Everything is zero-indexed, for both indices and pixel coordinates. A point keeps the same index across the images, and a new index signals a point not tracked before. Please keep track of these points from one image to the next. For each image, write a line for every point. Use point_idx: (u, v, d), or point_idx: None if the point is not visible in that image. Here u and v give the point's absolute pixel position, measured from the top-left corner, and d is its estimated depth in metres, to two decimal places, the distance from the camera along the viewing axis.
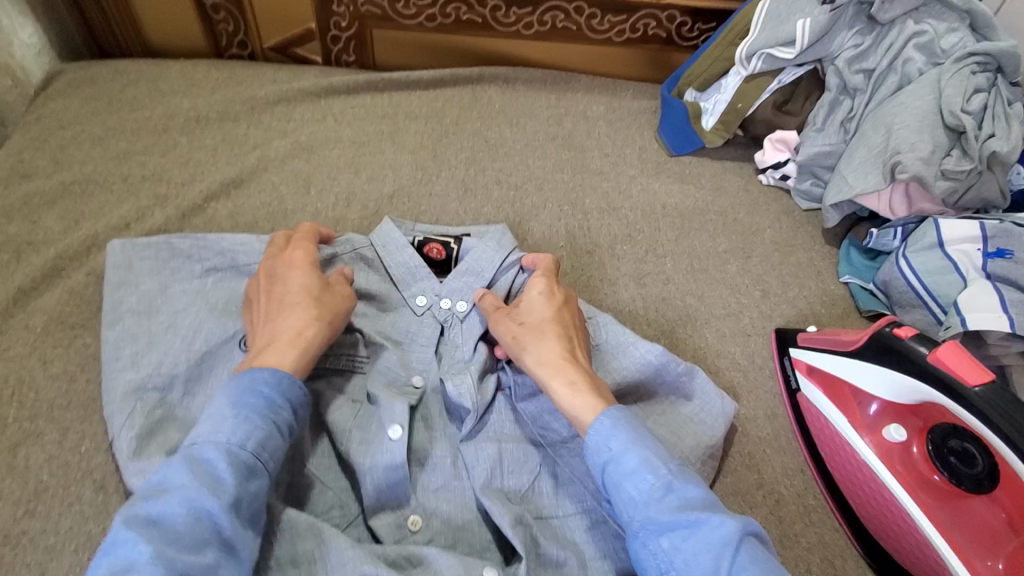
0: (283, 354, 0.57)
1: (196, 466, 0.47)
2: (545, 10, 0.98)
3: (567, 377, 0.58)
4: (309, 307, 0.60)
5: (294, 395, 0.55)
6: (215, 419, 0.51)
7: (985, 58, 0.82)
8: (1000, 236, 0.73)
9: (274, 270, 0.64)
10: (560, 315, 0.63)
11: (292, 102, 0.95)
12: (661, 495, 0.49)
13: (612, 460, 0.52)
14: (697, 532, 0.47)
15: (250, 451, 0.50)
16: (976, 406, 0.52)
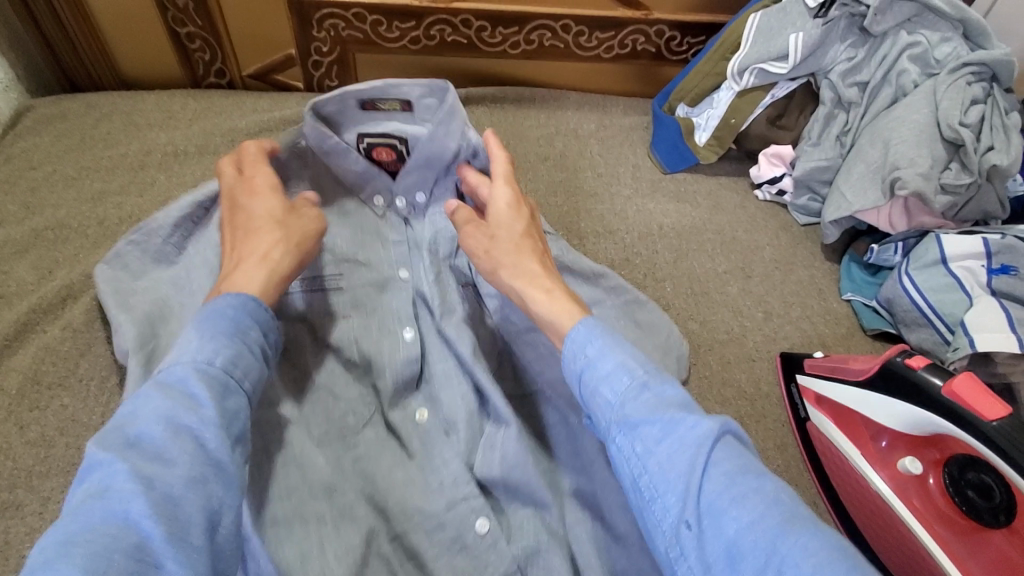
0: (251, 279, 0.53)
1: (166, 387, 0.42)
2: (531, 29, 0.96)
3: (545, 286, 0.57)
4: (276, 231, 0.56)
5: (261, 314, 0.50)
6: (180, 344, 0.45)
7: (981, 68, 0.81)
8: (1004, 252, 0.72)
9: (237, 191, 0.60)
10: (529, 230, 0.62)
11: (274, 132, 0.92)
12: (637, 394, 0.43)
13: (587, 366, 0.47)
14: (672, 433, 0.40)
15: (222, 368, 0.45)
16: (995, 442, 0.51)
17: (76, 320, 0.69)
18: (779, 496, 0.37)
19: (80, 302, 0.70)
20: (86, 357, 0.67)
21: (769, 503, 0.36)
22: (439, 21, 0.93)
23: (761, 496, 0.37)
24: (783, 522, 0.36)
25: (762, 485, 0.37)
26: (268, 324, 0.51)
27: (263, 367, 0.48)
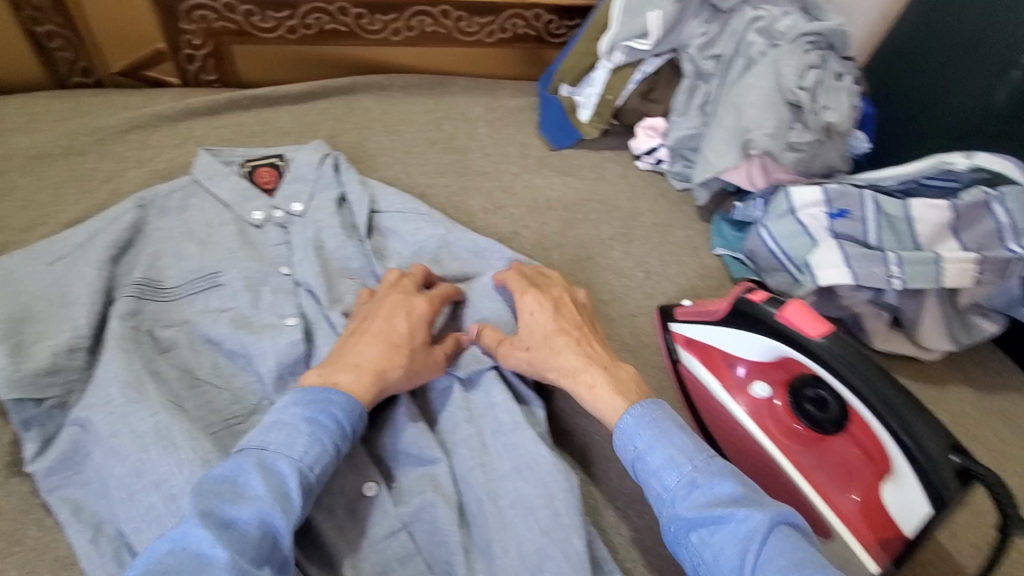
0: (366, 385, 0.57)
1: (270, 475, 0.49)
2: (411, 16, 0.98)
3: (586, 381, 0.61)
4: (402, 354, 0.61)
5: (360, 428, 0.56)
6: (289, 430, 0.51)
7: (816, 37, 0.89)
8: (840, 197, 0.79)
9: (398, 304, 0.66)
10: (562, 324, 0.66)
11: (148, 129, 0.89)
12: (686, 492, 0.51)
13: (638, 457, 0.55)
14: (724, 526, 0.48)
15: (315, 474, 0.51)
16: (820, 356, 0.56)
17: None
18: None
19: None
20: None
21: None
22: (315, 10, 0.93)
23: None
24: None
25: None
26: (359, 432, 0.56)
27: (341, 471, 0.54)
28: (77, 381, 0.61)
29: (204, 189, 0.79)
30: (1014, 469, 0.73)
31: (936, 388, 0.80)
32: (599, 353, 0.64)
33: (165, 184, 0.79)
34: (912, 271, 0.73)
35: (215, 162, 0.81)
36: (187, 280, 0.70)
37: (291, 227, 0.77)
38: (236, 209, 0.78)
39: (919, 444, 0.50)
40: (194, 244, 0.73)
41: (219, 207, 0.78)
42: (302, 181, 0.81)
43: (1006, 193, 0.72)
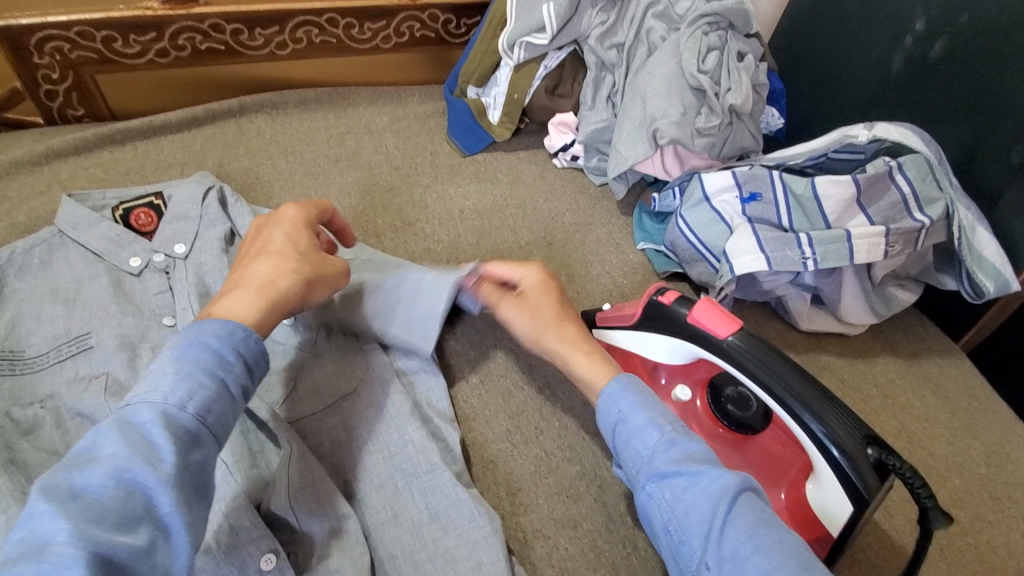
0: (248, 300, 0.53)
1: (129, 429, 0.42)
2: (295, 27, 0.91)
3: (585, 349, 0.62)
4: (289, 261, 0.56)
5: (247, 352, 0.50)
6: (155, 377, 0.46)
7: (715, 17, 0.87)
8: (750, 180, 0.77)
9: (269, 217, 0.61)
10: (563, 304, 0.67)
11: (5, 177, 0.80)
12: (665, 450, 0.50)
13: (621, 420, 0.53)
14: (697, 481, 0.47)
15: (192, 414, 0.45)
16: (731, 355, 0.55)
17: None
18: (786, 541, 0.44)
19: None
20: None
21: (781, 545, 0.43)
22: (185, 29, 0.85)
23: (780, 546, 0.43)
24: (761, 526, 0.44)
25: (778, 536, 0.44)
26: (252, 359, 0.50)
27: (240, 410, 0.48)
28: None
29: (71, 239, 0.70)
30: (941, 434, 0.74)
31: (864, 363, 0.80)
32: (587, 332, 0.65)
33: (26, 239, 0.70)
34: (824, 251, 0.70)
35: (82, 208, 0.72)
36: (51, 346, 0.63)
37: (173, 272, 0.70)
38: (109, 258, 0.70)
39: (839, 448, 0.49)
40: (59, 304, 0.65)
41: (88, 256, 0.70)
42: (184, 220, 0.73)
43: (906, 162, 0.71)
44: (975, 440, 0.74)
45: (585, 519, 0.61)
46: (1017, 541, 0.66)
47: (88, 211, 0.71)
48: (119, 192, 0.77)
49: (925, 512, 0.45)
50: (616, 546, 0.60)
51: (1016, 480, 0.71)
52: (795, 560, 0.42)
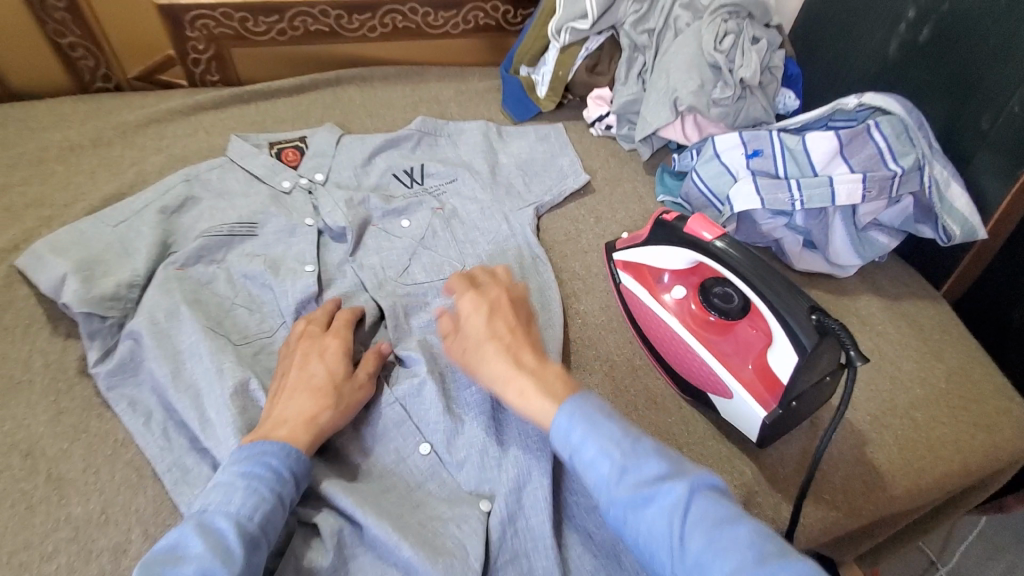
0: (295, 433, 0.61)
1: (206, 534, 0.51)
2: (384, 14, 1.12)
3: (515, 386, 0.60)
4: (330, 395, 0.65)
5: (301, 471, 0.59)
6: (226, 489, 0.55)
7: (735, 8, 1.04)
8: (754, 140, 0.92)
9: (310, 348, 0.70)
10: (496, 328, 0.66)
11: (163, 123, 1.02)
12: (619, 477, 0.52)
13: (573, 452, 0.54)
14: (651, 503, 0.50)
15: (257, 523, 0.53)
16: (716, 253, 0.70)
17: None
18: (741, 536, 0.47)
19: None
20: (10, 312, 0.73)
21: (736, 543, 0.47)
22: (300, 14, 1.08)
23: (735, 544, 0.46)
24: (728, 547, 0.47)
25: (734, 531, 0.47)
26: (301, 476, 0.60)
27: (285, 517, 0.56)
28: (133, 309, 0.72)
29: (236, 165, 0.94)
30: (911, 354, 0.87)
31: (848, 299, 0.93)
32: (528, 357, 0.63)
33: (203, 164, 0.93)
34: (810, 194, 0.86)
35: (247, 145, 0.96)
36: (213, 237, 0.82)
37: (316, 192, 0.92)
38: (268, 181, 0.93)
39: (789, 309, 0.64)
40: (211, 208, 0.87)
41: (236, 178, 0.92)
42: (322, 156, 0.98)
43: (883, 122, 0.85)
44: (939, 362, 0.87)
45: (597, 385, 0.79)
46: (960, 438, 0.80)
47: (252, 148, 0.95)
48: (270, 135, 1.00)
49: (846, 351, 0.61)
50: (621, 405, 0.77)
51: (971, 394, 0.84)
52: (753, 558, 0.45)
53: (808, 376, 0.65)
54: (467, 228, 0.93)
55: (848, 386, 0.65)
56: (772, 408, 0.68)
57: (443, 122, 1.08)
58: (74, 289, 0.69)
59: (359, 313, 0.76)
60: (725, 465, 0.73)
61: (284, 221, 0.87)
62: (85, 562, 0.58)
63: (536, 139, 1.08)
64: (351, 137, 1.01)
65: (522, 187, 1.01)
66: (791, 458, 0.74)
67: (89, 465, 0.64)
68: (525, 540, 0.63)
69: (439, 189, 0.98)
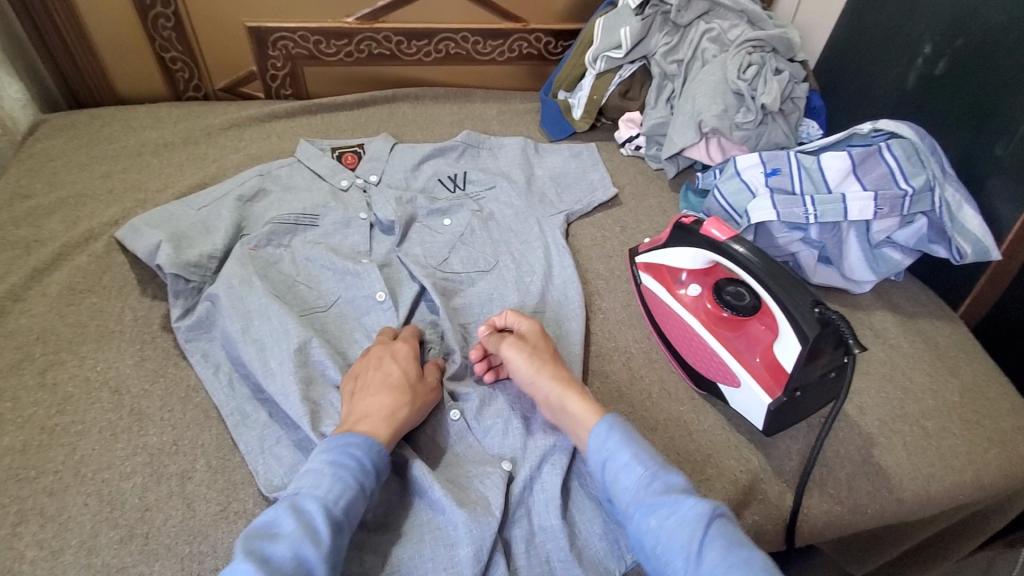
0: (379, 429, 0.67)
1: (298, 514, 0.57)
2: (439, 41, 1.26)
3: (578, 392, 0.72)
4: (406, 394, 0.71)
5: (381, 462, 0.64)
6: (316, 474, 0.61)
7: (759, 42, 1.13)
8: (773, 159, 0.99)
9: (383, 352, 0.75)
10: (552, 350, 0.77)
11: (242, 127, 1.16)
12: (648, 484, 0.62)
13: (609, 456, 0.65)
14: (675, 510, 0.60)
15: (341, 509, 0.59)
16: (728, 251, 0.76)
17: (99, 250, 0.87)
18: (754, 558, 0.56)
19: (100, 240, 0.89)
20: (108, 273, 0.84)
21: (749, 561, 0.55)
22: (366, 39, 1.22)
23: (749, 563, 0.55)
24: (747, 567, 0.55)
25: (749, 555, 0.56)
26: (381, 467, 0.65)
27: (366, 505, 0.62)
28: (211, 276, 0.83)
29: (303, 166, 1.02)
30: (924, 367, 0.90)
31: (863, 313, 0.97)
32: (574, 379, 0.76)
33: (274, 162, 1.02)
34: (824, 210, 0.92)
35: (313, 149, 1.04)
36: (281, 221, 0.92)
37: (370, 192, 1.01)
38: (329, 180, 1.01)
39: (794, 303, 0.69)
40: (278, 198, 0.96)
41: (302, 175, 1.01)
42: (376, 161, 1.06)
43: (895, 144, 0.92)
44: (952, 377, 0.89)
45: (614, 373, 0.85)
46: (973, 449, 0.81)
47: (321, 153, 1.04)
48: (333, 141, 1.09)
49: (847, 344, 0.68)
50: (636, 393, 0.83)
51: (985, 409, 0.86)
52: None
53: (812, 367, 0.70)
54: (502, 230, 1.01)
55: (846, 377, 0.72)
56: (778, 396, 0.72)
57: (485, 136, 1.15)
58: (168, 253, 0.80)
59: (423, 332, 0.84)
60: (733, 453, 0.77)
61: (341, 213, 0.96)
62: (156, 483, 0.66)
63: (570, 156, 1.16)
64: (403, 146, 1.08)
65: (554, 197, 1.09)
66: (797, 451, 0.78)
67: (165, 403, 0.73)
68: (538, 502, 0.69)
69: (479, 195, 1.06)
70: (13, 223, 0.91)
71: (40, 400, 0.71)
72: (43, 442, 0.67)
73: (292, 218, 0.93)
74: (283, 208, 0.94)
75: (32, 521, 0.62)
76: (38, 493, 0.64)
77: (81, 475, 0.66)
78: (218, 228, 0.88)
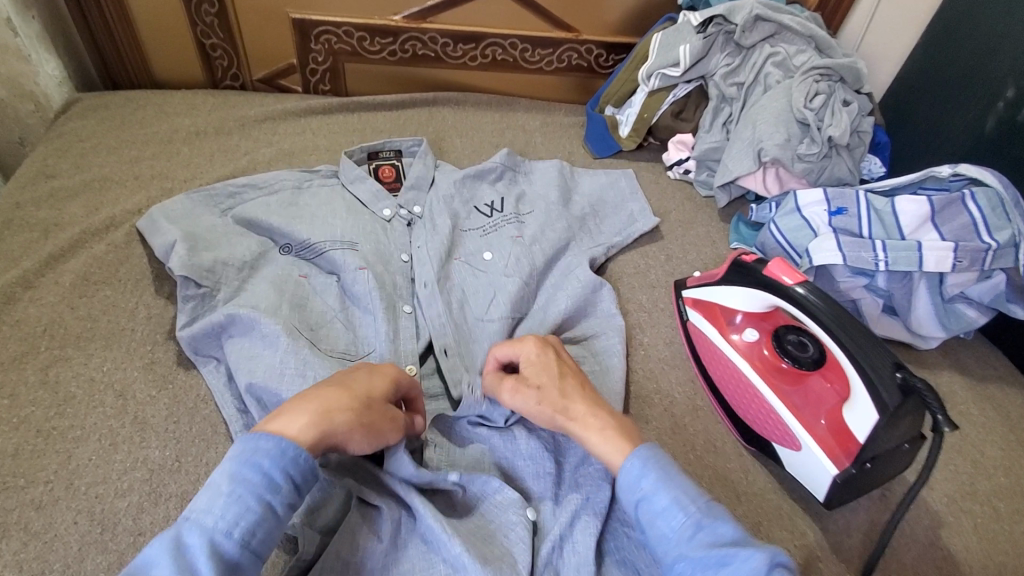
0: (303, 429, 0.54)
1: (178, 551, 0.46)
2: (486, 46, 1.21)
3: (597, 425, 0.63)
4: (356, 402, 0.57)
5: (298, 476, 0.52)
6: (209, 495, 0.49)
7: (827, 70, 1.05)
8: (838, 198, 0.92)
9: (356, 368, 0.62)
10: (566, 369, 0.68)
11: (277, 120, 1.12)
12: (692, 531, 0.54)
13: (644, 497, 0.57)
14: (728, 566, 0.51)
15: (237, 539, 0.48)
16: (794, 297, 0.69)
17: (119, 240, 0.83)
18: None
19: (121, 228, 0.85)
20: (126, 265, 0.80)
21: None
22: (412, 38, 1.17)
23: None
24: None
25: None
26: (300, 483, 0.53)
27: (279, 530, 0.51)
28: (223, 284, 0.77)
29: (345, 189, 0.97)
30: (997, 440, 0.81)
31: (930, 373, 0.88)
32: (602, 399, 0.66)
33: (316, 178, 0.97)
34: (896, 256, 0.84)
35: (353, 167, 0.98)
36: (307, 233, 0.88)
37: (415, 226, 0.95)
38: (371, 207, 0.96)
39: (871, 364, 0.62)
40: (306, 212, 0.91)
41: (337, 190, 0.97)
42: (417, 188, 1.00)
43: (978, 192, 0.84)
44: None
45: (656, 419, 0.77)
46: None
47: (361, 171, 0.98)
48: (368, 149, 1.03)
49: (933, 415, 0.58)
50: (678, 443, 0.75)
51: None
52: None
53: (888, 437, 0.62)
54: (547, 258, 0.93)
55: (931, 455, 0.62)
56: (846, 467, 0.64)
57: (522, 160, 1.09)
58: (180, 255, 0.75)
59: (418, 380, 0.68)
60: (784, 523, 0.69)
61: (380, 246, 0.90)
62: (153, 505, 0.61)
63: (608, 181, 1.08)
64: (444, 171, 1.04)
65: (596, 225, 1.02)
66: (858, 527, 0.69)
67: (172, 413, 0.67)
68: (569, 568, 0.60)
69: (519, 217, 0.98)
70: (34, 204, 0.88)
71: (39, 399, 0.66)
72: (35, 448, 0.62)
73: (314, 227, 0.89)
74: (308, 216, 0.91)
75: (15, 537, 0.57)
76: (26, 505, 0.59)
77: (73, 488, 0.60)
78: (241, 235, 0.85)
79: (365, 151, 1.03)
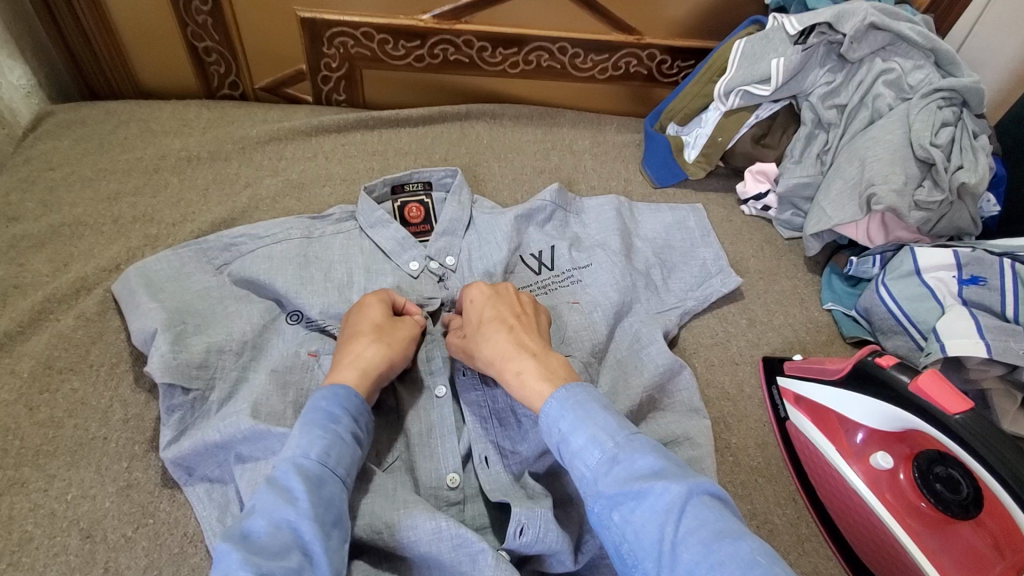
0: (345, 374, 0.59)
1: (272, 480, 0.50)
2: (530, 50, 1.02)
3: (514, 368, 0.58)
4: (372, 337, 0.63)
5: (353, 406, 0.56)
6: (286, 439, 0.53)
7: (950, 93, 0.84)
8: (974, 263, 0.76)
9: (351, 311, 0.67)
10: (501, 312, 0.64)
11: (283, 141, 0.94)
12: (607, 470, 0.49)
13: (562, 440, 0.52)
14: (643, 503, 0.47)
15: (315, 460, 0.51)
16: (956, 432, 0.57)
17: (90, 310, 0.69)
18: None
19: (93, 294, 0.71)
20: (97, 346, 0.67)
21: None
22: (443, 41, 0.99)
23: (734, 561, 0.42)
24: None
25: (734, 545, 0.43)
26: (358, 412, 0.57)
27: (357, 452, 0.54)
28: (218, 379, 0.63)
29: (365, 235, 0.79)
30: None
31: None
32: (532, 342, 0.61)
33: (327, 219, 0.80)
34: None
35: (376, 207, 0.79)
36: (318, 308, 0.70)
37: (449, 282, 0.79)
38: (394, 258, 0.78)
39: None
40: (315, 270, 0.74)
41: (359, 239, 0.79)
42: (451, 235, 0.81)
43: None
44: None
45: None
46: None
47: (384, 213, 0.79)
48: (391, 178, 0.83)
49: None
50: None
51: None
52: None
53: None
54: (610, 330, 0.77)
55: None
56: None
57: (573, 195, 0.90)
58: (161, 353, 0.61)
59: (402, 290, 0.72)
60: None
61: None
62: None
63: (672, 223, 0.90)
64: (484, 211, 0.85)
65: (663, 284, 0.84)
66: None
67: (150, 563, 0.56)
68: None
69: (571, 275, 0.80)
70: None
71: None
72: None
73: (325, 298, 0.71)
74: (319, 279, 0.73)
75: None
76: None
77: None
78: (238, 310, 0.69)
79: (392, 184, 0.83)
